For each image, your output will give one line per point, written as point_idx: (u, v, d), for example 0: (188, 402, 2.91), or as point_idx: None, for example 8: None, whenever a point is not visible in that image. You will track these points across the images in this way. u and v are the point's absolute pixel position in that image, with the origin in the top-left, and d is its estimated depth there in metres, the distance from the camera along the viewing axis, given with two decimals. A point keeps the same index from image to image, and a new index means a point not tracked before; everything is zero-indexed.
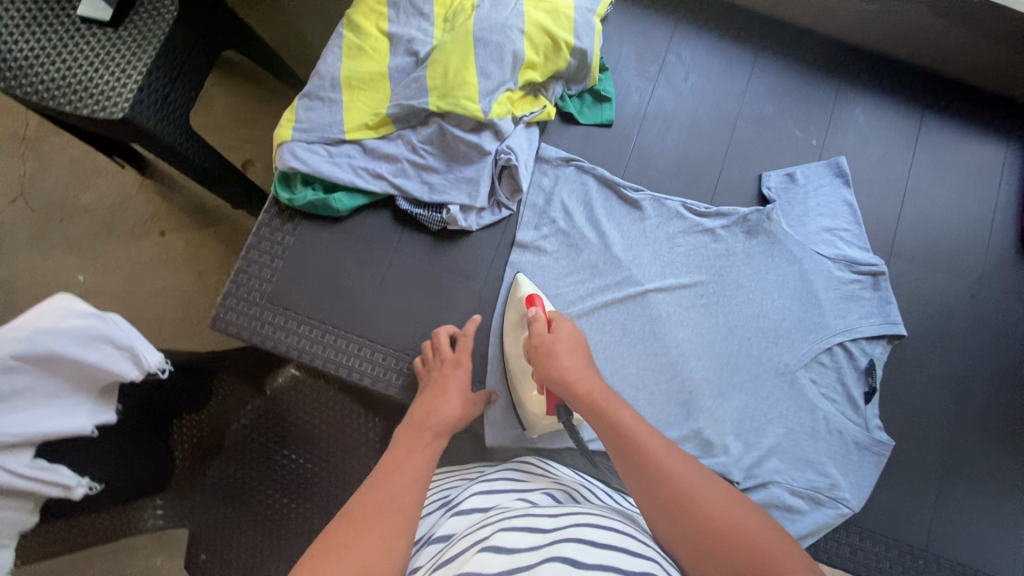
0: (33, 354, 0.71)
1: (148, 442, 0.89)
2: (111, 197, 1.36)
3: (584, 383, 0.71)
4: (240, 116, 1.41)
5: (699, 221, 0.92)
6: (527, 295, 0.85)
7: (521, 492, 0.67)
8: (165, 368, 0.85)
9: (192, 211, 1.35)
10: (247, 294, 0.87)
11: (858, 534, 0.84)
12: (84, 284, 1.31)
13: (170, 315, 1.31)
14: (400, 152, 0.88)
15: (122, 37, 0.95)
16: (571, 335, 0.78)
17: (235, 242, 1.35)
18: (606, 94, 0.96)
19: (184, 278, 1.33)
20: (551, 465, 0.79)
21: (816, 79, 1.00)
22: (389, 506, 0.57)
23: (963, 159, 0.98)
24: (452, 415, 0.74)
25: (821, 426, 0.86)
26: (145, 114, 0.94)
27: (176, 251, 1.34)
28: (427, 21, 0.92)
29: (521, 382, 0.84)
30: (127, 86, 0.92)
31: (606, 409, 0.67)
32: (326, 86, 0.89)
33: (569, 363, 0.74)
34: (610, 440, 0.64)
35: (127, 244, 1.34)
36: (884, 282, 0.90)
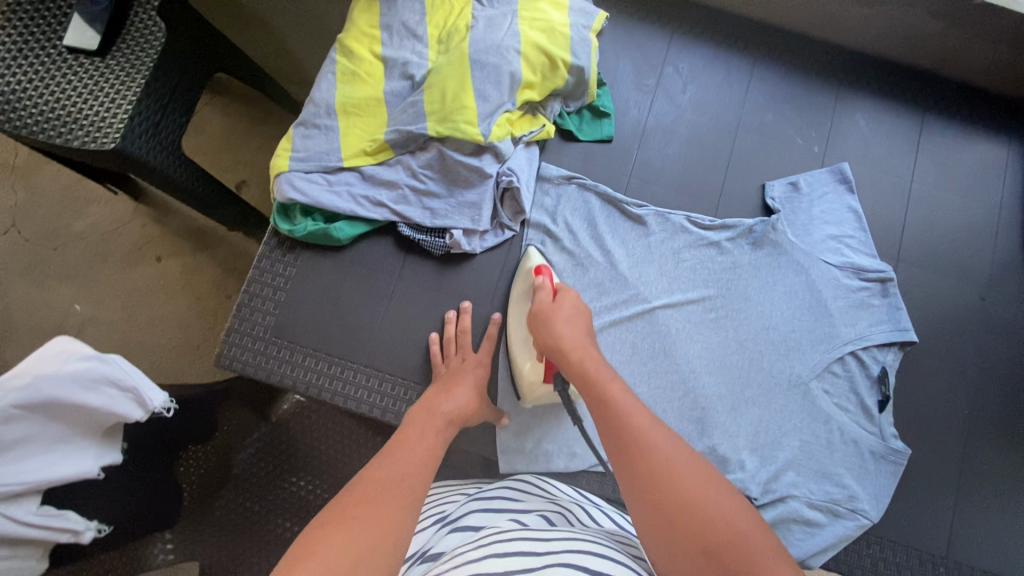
0: (34, 402, 0.71)
1: (156, 477, 0.87)
2: (106, 224, 1.34)
3: (579, 353, 0.71)
4: (233, 139, 1.39)
5: (704, 234, 0.91)
6: (535, 265, 0.85)
7: (515, 513, 0.65)
8: (171, 407, 0.81)
9: (188, 236, 1.34)
10: (251, 328, 0.86)
11: (878, 544, 0.83)
12: (81, 314, 1.29)
13: (170, 343, 1.29)
14: (400, 178, 0.86)
15: (111, 67, 0.93)
16: (573, 306, 0.78)
17: (233, 266, 1.33)
18: (605, 110, 0.95)
19: (183, 306, 1.31)
20: (549, 484, 0.77)
21: (815, 85, 0.99)
22: (398, 484, 0.57)
23: (966, 161, 0.97)
24: (463, 405, 0.76)
25: (836, 436, 0.85)
26: (136, 143, 0.93)
27: (174, 278, 1.32)
28: (421, 43, 0.91)
29: (523, 353, 0.84)
30: (118, 116, 0.90)
31: (598, 378, 0.67)
32: (321, 113, 0.88)
33: (566, 332, 0.73)
34: (597, 407, 0.65)
35: (124, 272, 1.32)
36: (893, 289, 0.90)
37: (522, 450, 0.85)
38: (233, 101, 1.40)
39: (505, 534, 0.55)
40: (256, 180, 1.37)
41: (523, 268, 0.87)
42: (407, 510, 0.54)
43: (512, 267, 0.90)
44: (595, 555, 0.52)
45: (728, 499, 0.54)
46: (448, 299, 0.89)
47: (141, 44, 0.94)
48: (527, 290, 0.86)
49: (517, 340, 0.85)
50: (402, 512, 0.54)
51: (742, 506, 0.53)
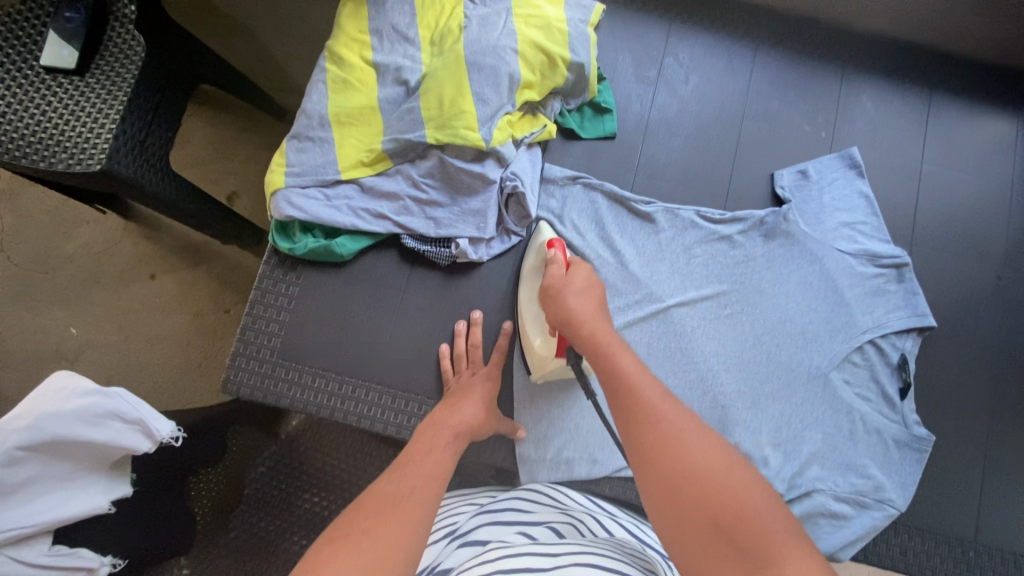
0: (37, 443, 0.68)
1: (165, 502, 0.84)
2: (97, 244, 1.31)
3: (590, 326, 0.69)
4: (221, 152, 1.35)
5: (715, 228, 0.89)
6: (547, 239, 0.83)
7: (524, 525, 0.64)
8: (178, 435, 0.79)
9: (182, 253, 1.30)
10: (256, 352, 0.84)
11: (906, 533, 0.82)
12: (78, 338, 1.26)
13: (171, 364, 1.26)
14: (401, 189, 0.84)
15: (92, 87, 0.90)
16: (585, 281, 0.75)
17: (229, 279, 1.30)
18: (607, 106, 0.93)
19: (181, 324, 1.28)
20: (561, 492, 0.75)
21: (820, 68, 0.97)
22: (408, 498, 0.55)
23: (976, 138, 0.95)
24: (472, 420, 0.74)
25: (858, 427, 0.84)
26: (124, 163, 0.90)
27: (170, 296, 1.29)
28: (413, 46, 0.88)
29: (534, 329, 0.82)
30: (102, 137, 0.87)
31: (609, 349, 0.65)
32: (315, 125, 0.85)
33: (576, 305, 0.71)
34: (606, 379, 0.63)
35: (119, 294, 1.29)
36: (908, 274, 0.88)
37: (543, 459, 0.83)
38: (219, 113, 1.36)
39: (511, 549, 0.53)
40: (249, 193, 1.34)
41: (535, 243, 0.86)
42: (419, 525, 0.52)
43: (523, 244, 0.89)
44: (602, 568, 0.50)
45: (742, 473, 0.51)
46: (457, 310, 0.87)
47: (121, 61, 0.92)
48: (538, 265, 0.84)
49: (528, 316, 0.83)
50: (415, 529, 0.51)
51: (757, 480, 0.50)
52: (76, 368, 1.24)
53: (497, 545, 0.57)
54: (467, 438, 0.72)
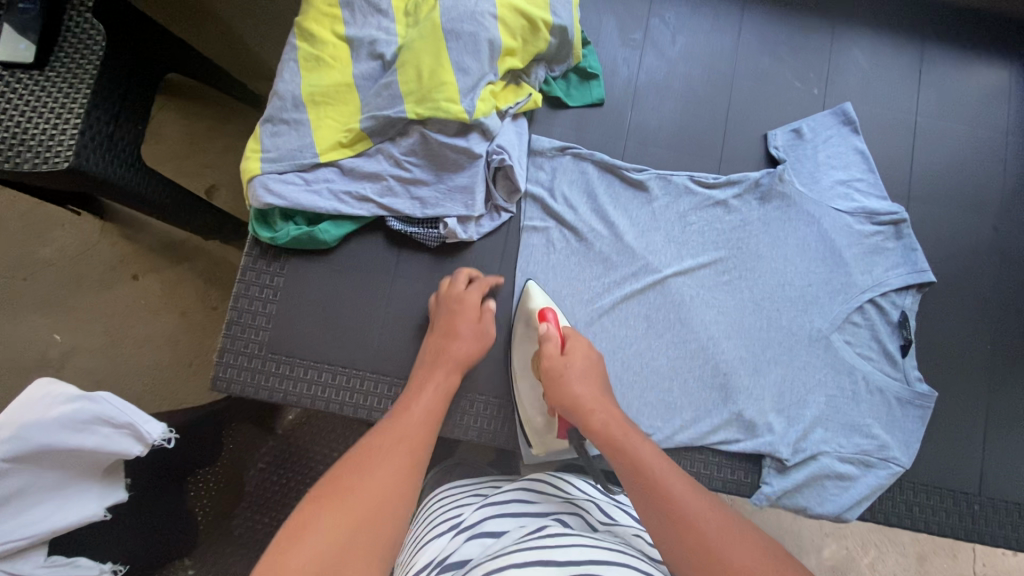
0: (22, 453, 0.65)
1: (167, 499, 0.83)
2: (74, 248, 1.26)
3: (600, 413, 0.68)
4: (195, 142, 1.30)
5: (710, 193, 0.87)
6: (539, 308, 0.79)
7: (529, 517, 0.63)
8: (171, 436, 0.76)
9: (163, 250, 1.26)
10: (244, 347, 0.81)
11: (912, 490, 0.82)
12: (63, 344, 1.23)
13: (161, 366, 1.23)
14: (383, 169, 0.81)
15: (53, 82, 0.84)
16: (585, 359, 0.73)
17: (215, 275, 1.27)
18: (592, 71, 0.89)
19: (168, 323, 1.25)
20: (566, 483, 0.73)
21: (809, 22, 0.93)
22: (401, 446, 0.62)
23: (970, 88, 0.93)
24: (464, 355, 0.75)
25: (861, 387, 0.83)
26: (92, 159, 0.85)
27: (154, 295, 1.25)
28: (387, 18, 0.83)
29: (532, 403, 0.80)
30: (65, 133, 0.82)
31: (627, 442, 0.64)
32: (288, 106, 0.81)
33: (583, 392, 0.70)
34: (627, 473, 0.62)
35: (101, 296, 1.25)
36: (906, 230, 0.86)
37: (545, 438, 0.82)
38: (190, 103, 1.30)
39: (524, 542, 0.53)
40: (227, 184, 1.29)
41: (524, 308, 0.81)
42: (410, 478, 0.59)
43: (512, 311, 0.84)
44: (618, 562, 0.49)
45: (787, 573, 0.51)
46: None
47: (82, 50, 0.85)
48: (531, 333, 0.81)
49: (525, 390, 0.81)
50: (403, 481, 0.58)
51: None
52: (63, 376, 1.21)
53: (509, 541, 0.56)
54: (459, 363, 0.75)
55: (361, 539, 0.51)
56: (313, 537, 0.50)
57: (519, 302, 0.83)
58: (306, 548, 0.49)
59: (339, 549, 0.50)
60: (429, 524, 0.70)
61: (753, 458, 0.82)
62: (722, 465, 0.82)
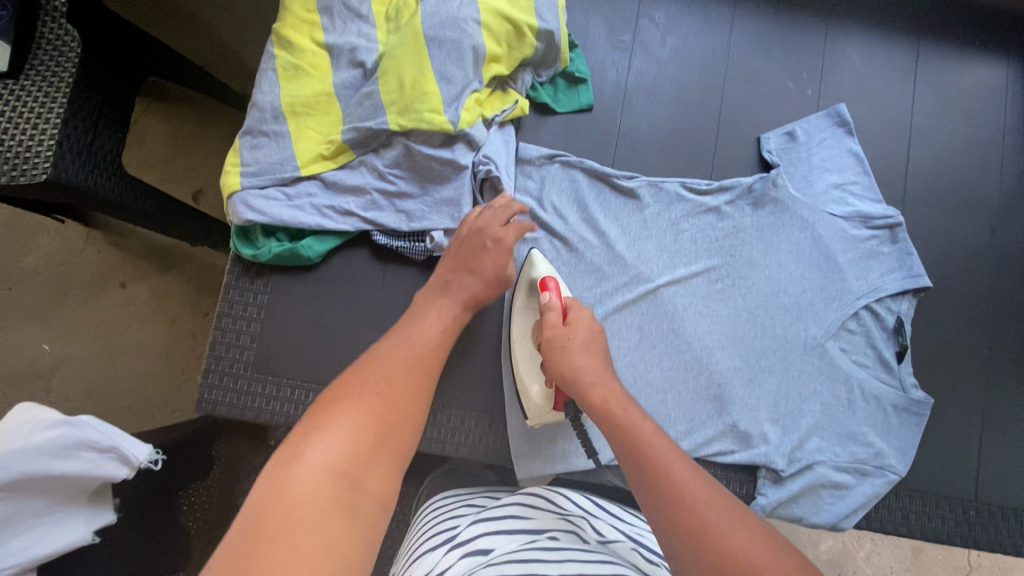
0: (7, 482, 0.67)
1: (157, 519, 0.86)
2: (59, 257, 1.23)
3: (600, 389, 0.66)
4: (179, 145, 1.27)
5: (702, 200, 0.85)
6: (541, 276, 0.78)
7: (523, 531, 0.62)
8: (157, 457, 0.78)
9: (150, 256, 1.24)
10: (229, 367, 0.79)
11: (907, 497, 0.82)
12: (52, 354, 1.20)
13: (151, 376, 1.20)
14: (367, 182, 0.78)
15: (28, 91, 0.82)
16: (588, 330, 0.71)
17: (202, 280, 1.24)
18: (581, 76, 0.86)
19: (157, 331, 1.22)
20: (560, 494, 0.72)
21: (803, 20, 0.91)
22: (417, 362, 0.65)
23: (967, 86, 0.91)
24: (478, 290, 0.74)
25: (857, 396, 0.82)
26: (71, 170, 0.82)
27: (143, 303, 1.23)
28: (368, 24, 0.81)
29: (530, 374, 0.77)
30: (42, 144, 0.80)
31: (626, 418, 0.63)
32: (268, 118, 0.78)
33: (585, 364, 0.68)
34: (625, 450, 0.60)
35: (87, 306, 1.22)
36: (901, 234, 0.85)
37: (538, 451, 0.81)
38: (173, 105, 1.27)
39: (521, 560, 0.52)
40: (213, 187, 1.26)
41: (526, 276, 0.80)
42: (425, 392, 0.64)
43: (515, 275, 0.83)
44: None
45: (784, 558, 0.49)
46: None
47: (58, 57, 0.84)
48: (533, 303, 0.80)
49: (523, 358, 0.78)
50: (419, 394, 0.63)
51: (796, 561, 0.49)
52: (51, 387, 1.18)
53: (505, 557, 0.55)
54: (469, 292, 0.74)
55: (378, 449, 0.55)
56: (337, 434, 0.54)
57: (521, 268, 0.82)
58: (332, 443, 0.53)
59: (362, 449, 0.54)
60: (422, 534, 0.69)
61: (748, 468, 0.81)
62: (717, 476, 0.81)
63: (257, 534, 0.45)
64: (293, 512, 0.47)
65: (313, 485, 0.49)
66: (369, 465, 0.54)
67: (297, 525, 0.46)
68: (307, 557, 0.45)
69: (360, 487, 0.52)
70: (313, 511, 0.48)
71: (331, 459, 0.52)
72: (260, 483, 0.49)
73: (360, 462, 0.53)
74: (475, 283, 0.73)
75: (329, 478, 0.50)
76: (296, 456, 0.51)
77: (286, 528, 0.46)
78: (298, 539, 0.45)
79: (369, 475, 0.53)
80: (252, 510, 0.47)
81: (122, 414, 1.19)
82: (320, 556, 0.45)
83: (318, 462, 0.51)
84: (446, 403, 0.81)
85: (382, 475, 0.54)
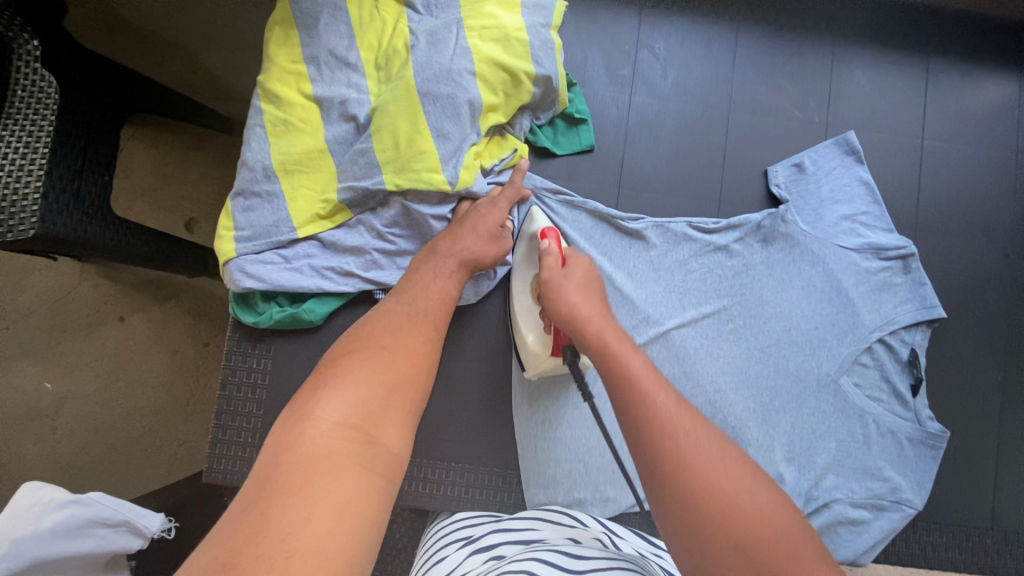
0: (22, 568, 0.68)
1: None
2: (50, 291, 1.07)
3: (597, 321, 0.65)
4: (167, 171, 1.09)
5: (710, 239, 0.83)
6: (540, 228, 0.77)
7: (541, 536, 0.63)
8: (169, 525, 0.79)
9: (147, 286, 1.08)
10: (236, 435, 0.78)
11: (925, 529, 0.82)
12: (56, 396, 1.05)
13: (160, 417, 1.06)
14: (365, 242, 0.76)
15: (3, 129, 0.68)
16: (585, 274, 0.71)
17: (206, 310, 1.10)
18: (580, 116, 0.84)
19: (160, 366, 1.07)
20: (577, 513, 0.73)
21: (808, 43, 0.88)
22: (420, 320, 0.65)
23: (977, 104, 0.88)
24: (477, 252, 0.72)
25: (872, 430, 0.81)
26: (59, 222, 0.73)
27: (143, 338, 1.07)
28: (357, 73, 0.76)
29: (528, 326, 0.77)
30: (26, 197, 0.68)
31: (619, 351, 0.61)
32: (259, 178, 0.74)
33: (580, 300, 0.67)
34: (615, 377, 0.59)
35: (85, 344, 1.06)
36: (914, 264, 0.83)
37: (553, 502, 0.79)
38: (163, 130, 1.08)
39: (534, 556, 0.54)
40: (210, 215, 1.10)
41: (527, 230, 0.79)
42: (432, 347, 0.64)
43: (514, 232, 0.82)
44: None
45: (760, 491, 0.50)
46: (445, 361, 0.81)
47: (32, 91, 0.68)
48: (532, 256, 0.79)
49: (521, 311, 0.78)
50: (426, 350, 0.63)
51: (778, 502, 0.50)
52: (57, 433, 1.04)
53: (517, 555, 0.56)
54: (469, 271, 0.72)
55: (392, 400, 0.56)
56: (345, 391, 0.54)
57: (522, 225, 0.81)
58: (341, 400, 0.53)
59: (374, 402, 0.54)
60: (440, 537, 0.70)
61: None
62: None
63: (276, 483, 0.46)
64: (309, 463, 0.47)
65: (328, 435, 0.50)
66: (383, 418, 0.54)
67: (316, 473, 0.47)
68: (330, 498, 0.46)
69: (373, 438, 0.52)
70: (330, 461, 0.48)
71: (340, 415, 0.52)
72: (274, 441, 0.50)
73: (371, 416, 0.53)
74: (475, 258, 0.72)
75: (341, 432, 0.51)
76: (305, 414, 0.52)
77: (304, 477, 0.46)
78: (318, 486, 0.46)
79: (382, 428, 0.53)
80: (270, 464, 0.48)
81: (134, 461, 1.05)
82: (342, 496, 0.46)
83: (328, 418, 0.51)
84: (459, 459, 0.80)
85: (397, 425, 0.55)
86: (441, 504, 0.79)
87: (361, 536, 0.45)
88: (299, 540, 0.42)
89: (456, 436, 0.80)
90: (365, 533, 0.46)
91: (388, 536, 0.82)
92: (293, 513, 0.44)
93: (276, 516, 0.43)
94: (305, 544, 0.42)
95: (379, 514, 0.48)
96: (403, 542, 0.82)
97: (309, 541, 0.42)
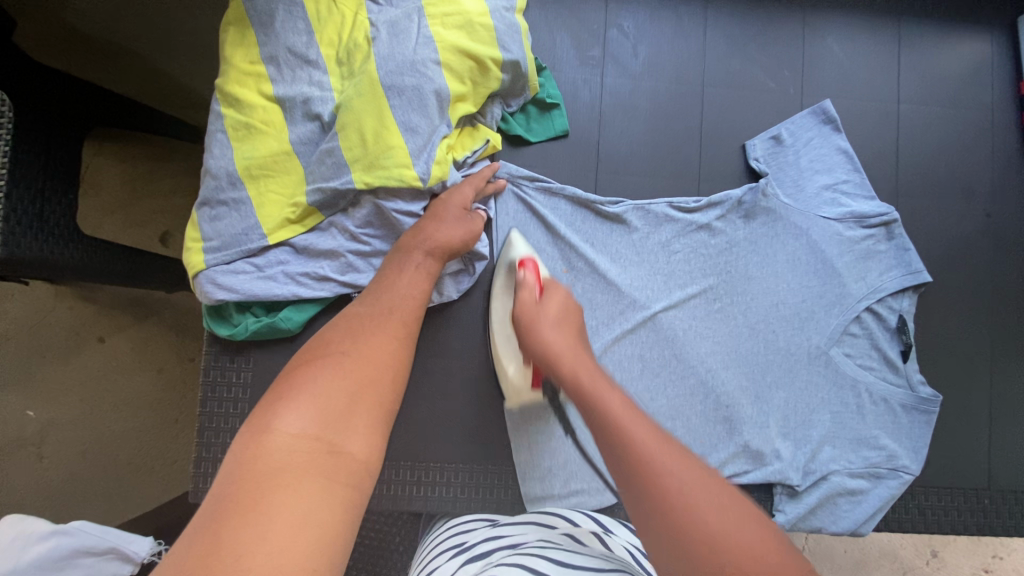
0: None
1: None
2: (26, 315, 1.03)
3: (567, 357, 0.62)
4: (134, 187, 1.05)
5: (691, 218, 0.82)
6: (519, 257, 0.76)
7: (531, 537, 0.62)
8: (160, 548, 0.77)
9: (125, 305, 1.05)
10: (221, 453, 0.75)
11: (923, 493, 0.82)
12: (38, 421, 1.01)
13: (148, 438, 1.04)
14: (339, 245, 0.73)
15: None
16: (562, 306, 0.68)
17: (185, 324, 1.07)
18: (552, 101, 0.82)
19: (142, 384, 1.04)
20: (568, 513, 0.71)
21: (779, 12, 0.86)
22: (385, 321, 0.63)
23: (950, 65, 0.88)
24: (446, 243, 0.70)
25: (865, 399, 0.81)
26: (23, 244, 0.71)
27: (125, 358, 1.04)
28: (319, 70, 0.73)
29: (508, 356, 0.77)
30: None
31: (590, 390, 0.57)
32: (224, 186, 0.71)
33: (553, 337, 0.64)
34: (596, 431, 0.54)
35: (64, 368, 1.03)
36: (897, 230, 0.82)
37: (550, 495, 0.78)
38: (127, 144, 1.04)
39: (522, 563, 0.53)
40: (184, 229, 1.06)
41: (505, 257, 0.78)
42: (398, 349, 0.62)
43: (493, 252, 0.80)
44: None
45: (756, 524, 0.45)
46: (431, 361, 0.79)
47: None
48: (510, 285, 0.77)
49: (501, 340, 0.77)
50: (391, 352, 0.61)
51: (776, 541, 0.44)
52: (43, 457, 1.01)
53: (508, 560, 0.55)
54: (439, 260, 0.70)
55: (355, 405, 0.54)
56: (306, 401, 0.53)
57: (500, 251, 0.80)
58: (301, 411, 0.52)
59: (335, 410, 0.53)
60: (435, 545, 0.69)
61: (763, 486, 0.80)
62: None
63: (230, 501, 0.44)
64: (266, 478, 0.46)
65: (287, 449, 0.48)
66: (346, 424, 0.52)
67: (272, 486, 0.45)
68: (288, 512, 0.44)
69: (335, 447, 0.50)
70: (288, 474, 0.46)
71: (301, 425, 0.50)
72: (231, 460, 0.48)
73: (334, 424, 0.52)
74: (443, 253, 0.70)
75: (301, 443, 0.49)
76: (265, 428, 0.50)
77: (260, 493, 0.44)
78: (275, 500, 0.44)
79: (346, 436, 0.52)
80: (227, 480, 0.46)
81: (126, 484, 1.02)
82: (301, 509, 0.44)
83: (288, 430, 0.50)
84: (452, 459, 0.78)
85: (362, 432, 0.53)
86: (437, 506, 0.77)
87: (323, 549, 0.43)
88: (254, 558, 0.40)
89: (447, 436, 0.78)
90: (326, 548, 0.44)
91: (386, 542, 0.80)
92: (247, 528, 0.42)
93: (229, 535, 0.41)
94: (261, 562, 0.40)
95: (344, 524, 0.46)
96: (401, 549, 0.80)
97: (262, 560, 0.40)
